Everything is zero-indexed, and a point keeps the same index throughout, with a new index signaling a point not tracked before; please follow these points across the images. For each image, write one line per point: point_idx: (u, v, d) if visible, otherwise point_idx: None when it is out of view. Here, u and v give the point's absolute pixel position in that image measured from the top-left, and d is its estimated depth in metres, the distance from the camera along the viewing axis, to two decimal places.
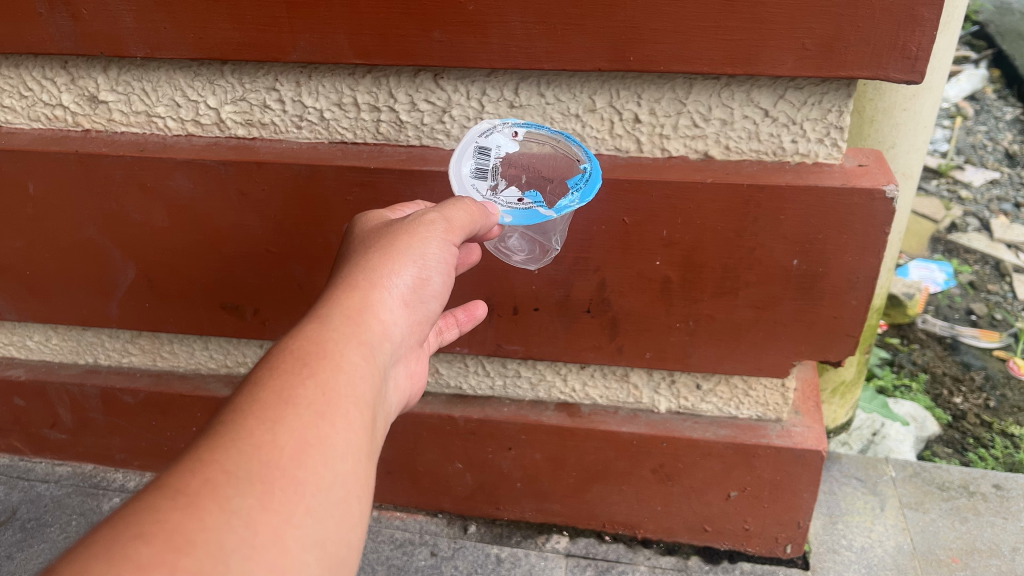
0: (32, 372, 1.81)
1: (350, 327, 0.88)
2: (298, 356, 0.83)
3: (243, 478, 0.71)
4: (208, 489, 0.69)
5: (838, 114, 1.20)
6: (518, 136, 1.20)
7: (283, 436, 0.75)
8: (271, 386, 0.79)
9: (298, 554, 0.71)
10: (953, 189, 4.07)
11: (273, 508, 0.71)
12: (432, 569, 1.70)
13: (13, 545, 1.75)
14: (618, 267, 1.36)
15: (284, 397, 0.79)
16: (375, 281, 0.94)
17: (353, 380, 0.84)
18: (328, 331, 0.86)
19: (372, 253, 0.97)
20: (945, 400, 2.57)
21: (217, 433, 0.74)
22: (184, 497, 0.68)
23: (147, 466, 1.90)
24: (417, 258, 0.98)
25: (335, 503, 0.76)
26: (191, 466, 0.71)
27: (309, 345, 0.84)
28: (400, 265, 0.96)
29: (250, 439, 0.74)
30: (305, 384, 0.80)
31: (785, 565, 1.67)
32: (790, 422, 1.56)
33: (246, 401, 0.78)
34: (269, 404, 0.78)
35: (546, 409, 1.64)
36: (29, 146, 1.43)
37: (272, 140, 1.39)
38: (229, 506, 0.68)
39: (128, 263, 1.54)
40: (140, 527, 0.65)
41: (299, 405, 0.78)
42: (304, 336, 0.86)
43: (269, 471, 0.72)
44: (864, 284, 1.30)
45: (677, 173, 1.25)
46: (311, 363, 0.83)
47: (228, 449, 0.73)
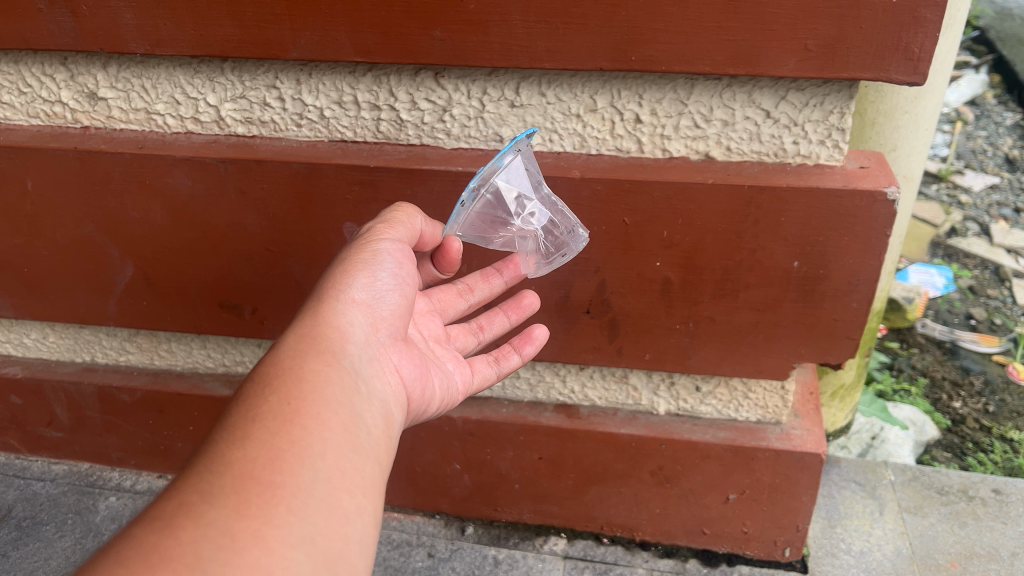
0: (30, 370, 1.80)
1: (309, 341, 0.90)
2: (262, 379, 0.85)
3: (215, 494, 0.72)
4: (182, 513, 0.70)
5: (839, 116, 1.20)
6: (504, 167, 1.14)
7: (252, 449, 0.77)
8: (238, 412, 0.82)
9: (283, 553, 0.71)
10: (953, 193, 4.07)
11: (250, 515, 0.71)
12: (429, 571, 1.69)
13: (8, 544, 1.74)
14: (618, 268, 1.36)
15: (251, 416, 0.80)
16: (330, 296, 0.96)
17: (318, 385, 0.85)
18: (288, 351, 0.89)
19: (324, 277, 1.00)
20: (944, 404, 2.56)
21: (192, 465, 0.77)
22: (161, 524, 0.69)
23: (144, 465, 1.89)
24: (370, 262, 1.01)
25: (319, 500, 0.77)
26: (169, 498, 0.73)
27: (272, 366, 0.87)
28: (354, 274, 0.99)
29: (219, 459, 0.76)
30: (269, 398, 0.82)
31: (784, 568, 1.67)
32: (790, 425, 1.56)
33: (217, 431, 0.80)
34: (237, 426, 0.79)
35: (544, 410, 1.63)
36: (28, 142, 1.43)
37: (271, 137, 1.39)
38: (204, 521, 0.69)
39: (126, 261, 1.53)
40: (119, 556, 0.66)
41: (263, 418, 0.80)
42: (266, 360, 0.88)
43: (243, 482, 0.73)
44: (865, 287, 1.29)
45: (678, 173, 1.25)
46: (274, 381, 0.85)
47: (201, 476, 0.74)
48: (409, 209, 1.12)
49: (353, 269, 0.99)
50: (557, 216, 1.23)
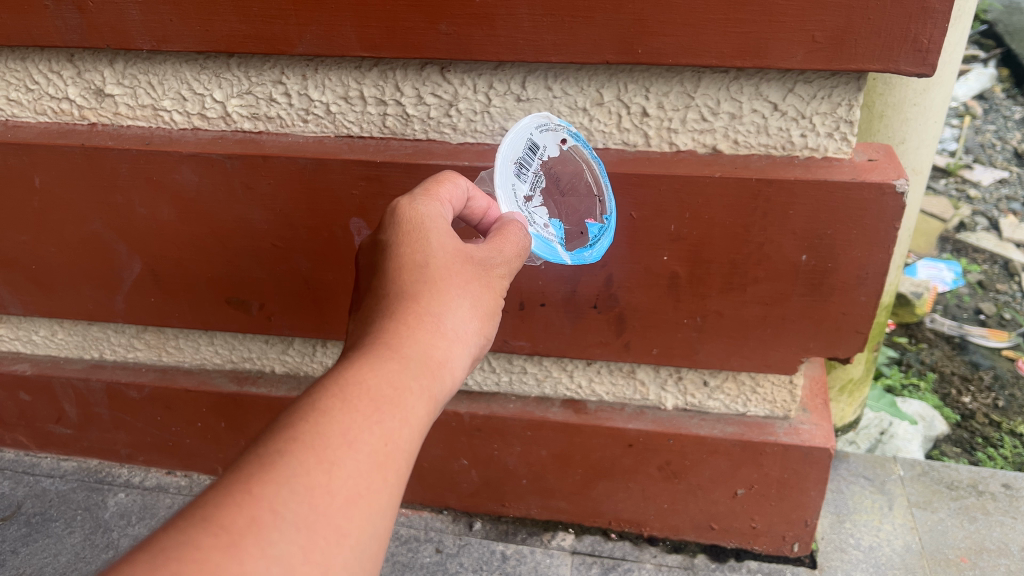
0: (38, 367, 1.81)
1: (426, 376, 0.78)
2: (373, 396, 0.73)
3: (289, 522, 0.63)
4: (253, 530, 0.61)
5: (848, 108, 1.19)
6: (564, 145, 1.15)
7: (338, 483, 0.67)
8: (338, 421, 0.70)
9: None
10: (962, 188, 4.06)
11: (316, 561, 0.64)
12: (437, 566, 1.69)
13: (17, 540, 1.75)
14: (626, 262, 1.35)
15: (348, 439, 0.70)
16: (458, 331, 0.84)
17: (413, 437, 0.75)
18: (408, 378, 0.76)
19: (453, 284, 0.85)
20: (953, 399, 2.55)
21: (268, 460, 0.66)
22: (227, 534, 0.61)
23: (153, 461, 1.90)
24: (487, 313, 0.89)
25: (370, 561, 0.69)
26: (237, 494, 0.63)
27: (387, 386, 0.75)
28: (475, 318, 0.86)
29: (303, 477, 0.66)
30: (373, 428, 0.72)
31: (793, 563, 1.66)
32: (798, 419, 1.55)
33: (308, 431, 0.69)
34: (328, 442, 0.69)
35: (552, 405, 1.63)
36: (35, 139, 1.43)
37: (278, 133, 1.39)
38: (273, 552, 0.61)
39: (133, 257, 1.53)
40: (179, 565, 0.58)
41: (360, 450, 0.70)
42: (381, 368, 0.76)
43: (317, 517, 0.65)
44: (873, 280, 1.29)
45: (685, 167, 1.24)
46: (384, 408, 0.73)
47: (281, 487, 0.64)
48: (527, 235, 0.98)
49: (477, 316, 0.87)
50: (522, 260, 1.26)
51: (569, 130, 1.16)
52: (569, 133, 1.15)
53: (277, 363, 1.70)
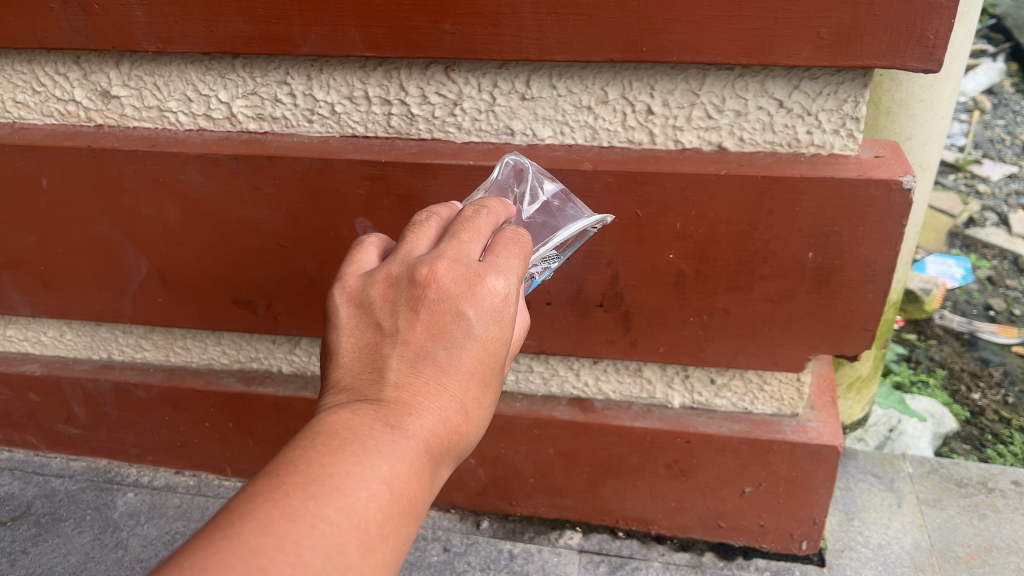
0: (47, 368, 1.81)
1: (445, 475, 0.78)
2: (410, 495, 0.72)
3: None
4: None
5: (854, 105, 1.18)
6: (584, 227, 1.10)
7: (368, 568, 0.66)
8: (382, 510, 0.69)
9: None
10: (971, 183, 4.04)
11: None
12: (445, 565, 1.69)
13: (27, 540, 1.75)
14: (632, 260, 1.35)
15: (383, 532, 0.68)
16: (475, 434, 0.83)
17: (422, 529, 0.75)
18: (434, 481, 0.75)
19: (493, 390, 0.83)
20: (963, 396, 2.54)
21: (316, 527, 0.64)
22: None
23: (161, 461, 1.90)
24: None
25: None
26: (287, 553, 0.61)
27: (423, 488, 0.73)
28: None
29: (344, 559, 0.64)
30: (403, 521, 0.71)
31: (801, 562, 1.66)
32: (806, 417, 1.55)
33: (357, 510, 0.67)
34: (367, 528, 0.67)
35: (558, 404, 1.63)
36: (42, 141, 1.43)
37: (283, 134, 1.39)
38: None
39: (141, 258, 1.54)
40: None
41: (390, 547, 0.69)
42: (424, 466, 0.74)
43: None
44: (880, 277, 1.28)
45: (691, 164, 1.24)
46: (414, 511, 0.72)
47: (325, 561, 0.63)
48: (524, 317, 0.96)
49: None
50: None
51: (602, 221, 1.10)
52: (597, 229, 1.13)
53: (285, 363, 1.70)
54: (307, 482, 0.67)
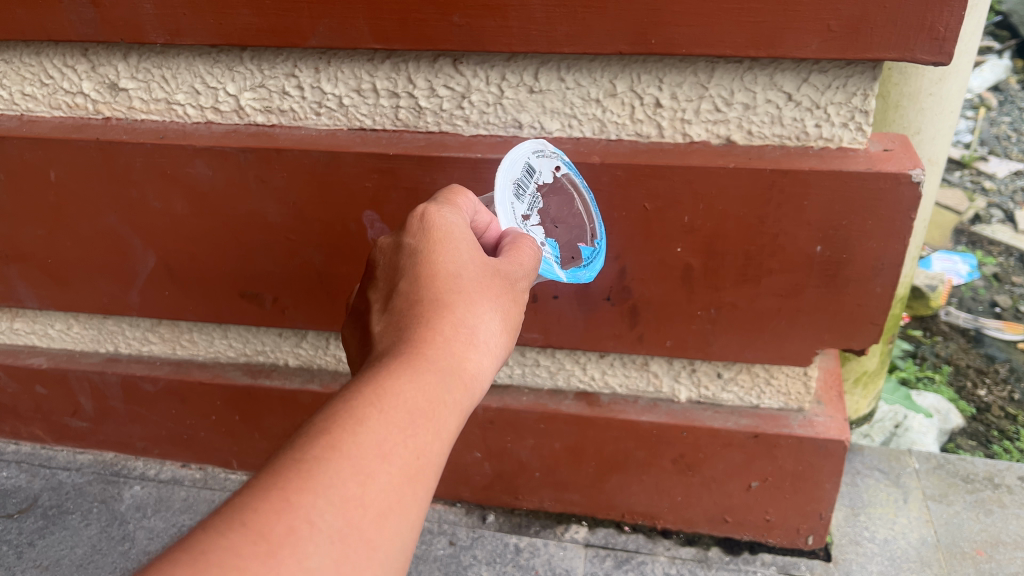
0: (54, 360, 1.82)
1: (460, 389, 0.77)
2: (409, 407, 0.72)
3: (324, 535, 0.63)
4: (291, 540, 0.61)
5: (863, 98, 1.18)
6: (559, 170, 1.16)
7: (371, 494, 0.67)
8: (375, 432, 0.69)
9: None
10: (978, 180, 4.04)
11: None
12: (451, 559, 1.69)
13: (35, 532, 1.76)
14: (639, 254, 1.35)
15: (383, 452, 0.69)
16: (493, 342, 0.83)
17: (445, 450, 0.74)
18: (440, 385, 0.75)
19: (488, 295, 0.85)
20: (969, 392, 2.53)
21: (304, 467, 0.65)
22: (265, 543, 0.60)
23: (168, 454, 1.91)
24: (515, 321, 0.88)
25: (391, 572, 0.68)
26: (274, 500, 0.63)
27: (423, 397, 0.73)
28: (507, 328, 0.86)
29: (338, 490, 0.65)
30: (407, 441, 0.71)
31: (807, 556, 1.65)
32: (812, 412, 1.55)
33: (346, 439, 0.68)
34: (364, 453, 0.68)
35: (565, 398, 1.63)
36: (50, 133, 1.43)
37: (291, 127, 1.39)
38: (306, 565, 0.61)
39: (148, 250, 1.54)
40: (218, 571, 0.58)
41: (395, 466, 0.69)
42: (420, 375, 0.74)
43: (349, 532, 0.64)
44: (888, 271, 1.28)
45: (699, 158, 1.24)
46: (419, 422, 0.72)
47: (318, 497, 0.64)
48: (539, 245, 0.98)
49: (513, 317, 0.87)
50: None
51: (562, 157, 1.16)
52: (565, 162, 1.17)
53: (291, 356, 1.70)
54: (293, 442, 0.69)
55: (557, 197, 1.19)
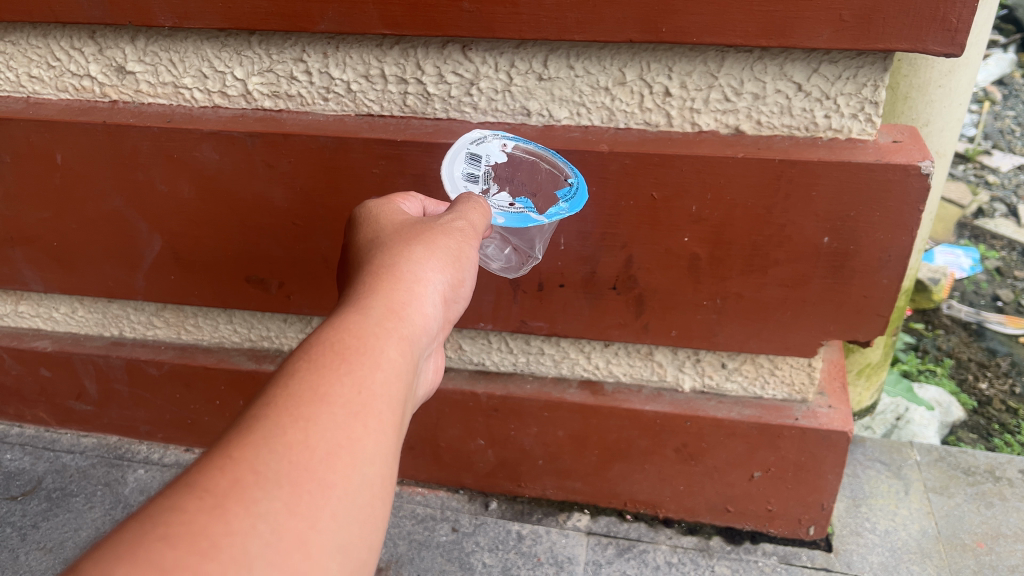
0: (58, 344, 1.82)
1: (392, 322, 0.81)
2: (336, 350, 0.75)
3: (272, 481, 0.64)
4: (236, 491, 0.62)
5: (873, 89, 1.18)
6: (507, 148, 1.24)
7: (316, 437, 0.68)
8: (308, 379, 0.72)
9: (321, 562, 0.64)
10: (981, 173, 4.03)
11: (300, 513, 0.64)
12: (453, 545, 1.69)
13: (38, 515, 1.76)
14: (646, 243, 1.35)
15: (320, 394, 0.71)
16: (418, 276, 0.88)
17: (390, 379, 0.77)
18: (367, 324, 0.79)
19: (410, 243, 0.92)
20: (970, 385, 2.54)
21: (243, 428, 0.67)
22: (211, 497, 0.61)
23: (172, 438, 1.91)
24: (452, 258, 0.94)
25: (360, 507, 0.69)
26: (217, 460, 0.64)
27: (349, 337, 0.77)
28: (439, 263, 0.91)
29: (280, 438, 0.67)
30: (343, 379, 0.73)
31: (808, 546, 1.66)
32: (816, 403, 1.55)
33: (279, 394, 0.70)
34: (301, 399, 0.70)
35: (569, 386, 1.63)
36: (56, 116, 1.43)
37: (298, 112, 1.39)
38: (258, 510, 0.62)
39: (153, 234, 1.54)
40: (167, 527, 0.58)
41: (335, 402, 0.71)
42: (340, 324, 0.79)
43: (300, 471, 0.66)
44: (895, 263, 1.28)
45: (708, 147, 1.24)
46: (350, 358, 0.75)
47: (260, 448, 0.65)
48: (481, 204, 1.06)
49: (440, 258, 0.92)
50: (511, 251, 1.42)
51: (507, 136, 1.25)
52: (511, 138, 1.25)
53: (295, 341, 1.70)
54: (237, 414, 0.71)
55: (524, 169, 1.25)
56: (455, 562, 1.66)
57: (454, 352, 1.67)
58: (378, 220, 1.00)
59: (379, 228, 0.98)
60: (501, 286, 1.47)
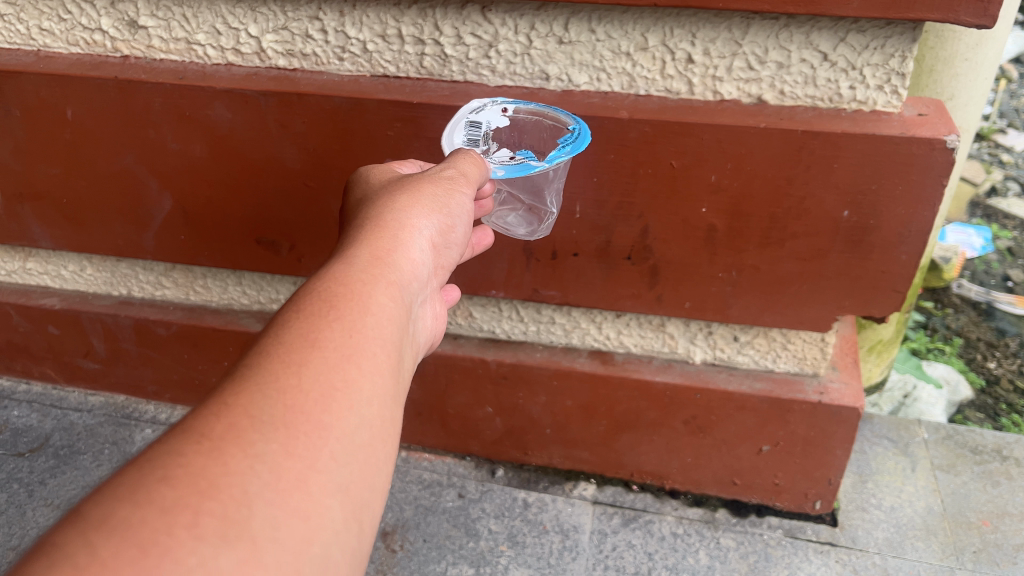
0: (67, 302, 1.81)
1: (380, 268, 0.81)
2: (324, 298, 0.75)
3: (267, 423, 0.63)
4: (232, 435, 0.61)
5: (900, 60, 1.15)
6: (508, 111, 1.21)
7: (309, 380, 0.67)
8: (297, 327, 0.72)
9: (321, 500, 0.63)
10: (995, 152, 4.00)
11: (298, 454, 0.63)
12: (460, 511, 1.70)
13: (46, 471, 1.77)
14: (663, 213, 1.33)
15: (310, 340, 0.70)
16: (405, 223, 0.88)
17: (381, 321, 0.76)
18: (353, 272, 0.78)
19: (396, 195, 0.91)
20: (978, 364, 2.53)
21: (236, 378, 0.67)
22: (208, 442, 0.60)
23: (179, 399, 1.91)
24: (442, 205, 0.93)
25: (359, 445, 0.68)
26: (211, 408, 0.63)
27: (337, 286, 0.76)
28: (428, 209, 0.91)
29: (273, 383, 0.66)
30: (332, 323, 0.72)
31: (813, 521, 1.66)
32: (827, 377, 1.54)
33: (271, 345, 0.70)
34: (292, 347, 0.70)
35: (578, 356, 1.62)
36: (67, 70, 1.41)
37: (313, 72, 1.36)
38: (254, 451, 0.61)
39: (164, 193, 1.52)
40: (165, 471, 0.57)
41: (325, 346, 0.71)
42: (328, 274, 0.78)
43: (295, 414, 0.65)
44: (916, 238, 1.26)
45: (729, 116, 1.21)
46: (338, 305, 0.74)
47: (253, 394, 0.65)
48: (476, 155, 1.05)
49: (429, 204, 0.91)
50: (532, 213, 1.37)
51: (507, 101, 1.23)
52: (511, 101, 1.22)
53: None
54: (231, 366, 0.70)
55: (530, 131, 1.22)
56: (461, 527, 1.66)
57: (464, 320, 1.66)
58: (367, 183, 1.00)
59: (367, 191, 0.97)
60: (515, 253, 1.45)
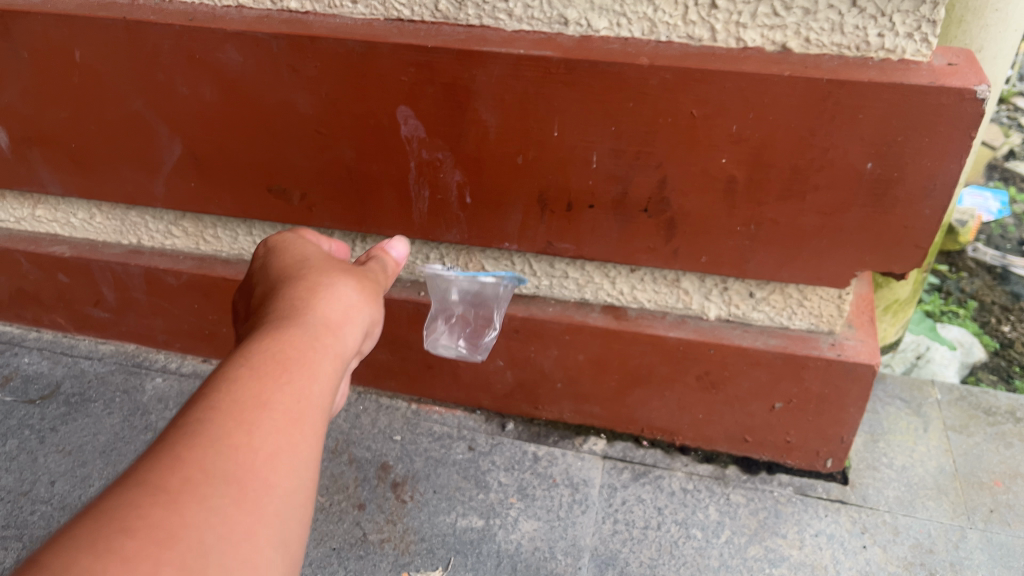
0: (76, 249, 1.80)
1: (326, 335, 0.81)
2: (277, 358, 0.75)
3: (221, 479, 0.63)
4: (188, 488, 0.61)
5: (932, 6, 1.11)
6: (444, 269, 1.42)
7: (260, 441, 0.68)
8: (250, 384, 0.71)
9: (264, 552, 0.64)
10: (1014, 115, 3.94)
11: (247, 509, 0.63)
12: (469, 464, 1.69)
13: (57, 418, 1.77)
14: (682, 164, 1.30)
15: (262, 400, 0.70)
16: (348, 293, 0.88)
17: (325, 389, 0.77)
18: (305, 338, 0.79)
19: (336, 266, 0.91)
20: (993, 327, 2.51)
21: (187, 428, 0.65)
22: (165, 494, 0.60)
23: (189, 349, 1.91)
24: (376, 299, 0.93)
25: (298, 509, 0.69)
26: (165, 458, 0.63)
27: (290, 349, 0.76)
28: (366, 292, 0.91)
29: (228, 440, 0.66)
30: (283, 385, 0.73)
31: (824, 479, 1.66)
32: (843, 335, 1.52)
33: (221, 399, 0.69)
34: (246, 404, 0.69)
35: (591, 311, 1.61)
36: (75, 10, 1.38)
37: (325, 15, 1.34)
38: (210, 504, 0.61)
39: (174, 139, 1.50)
40: (125, 523, 0.57)
41: (276, 407, 0.71)
42: (279, 334, 0.78)
43: (245, 473, 0.65)
44: (941, 192, 1.23)
45: (753, 64, 1.18)
46: (292, 368, 0.75)
47: (207, 449, 0.64)
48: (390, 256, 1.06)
49: (368, 290, 0.92)
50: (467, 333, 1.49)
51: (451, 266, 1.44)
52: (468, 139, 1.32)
53: None
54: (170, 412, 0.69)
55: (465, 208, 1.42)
56: (471, 479, 1.66)
57: None
58: (303, 241, 0.98)
59: (305, 247, 0.96)
60: (529, 204, 1.43)
